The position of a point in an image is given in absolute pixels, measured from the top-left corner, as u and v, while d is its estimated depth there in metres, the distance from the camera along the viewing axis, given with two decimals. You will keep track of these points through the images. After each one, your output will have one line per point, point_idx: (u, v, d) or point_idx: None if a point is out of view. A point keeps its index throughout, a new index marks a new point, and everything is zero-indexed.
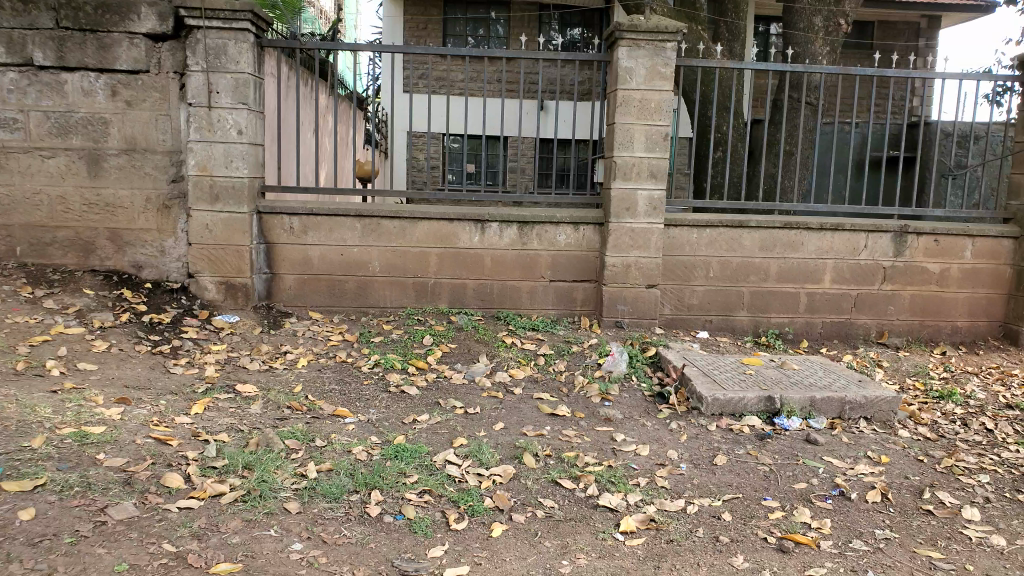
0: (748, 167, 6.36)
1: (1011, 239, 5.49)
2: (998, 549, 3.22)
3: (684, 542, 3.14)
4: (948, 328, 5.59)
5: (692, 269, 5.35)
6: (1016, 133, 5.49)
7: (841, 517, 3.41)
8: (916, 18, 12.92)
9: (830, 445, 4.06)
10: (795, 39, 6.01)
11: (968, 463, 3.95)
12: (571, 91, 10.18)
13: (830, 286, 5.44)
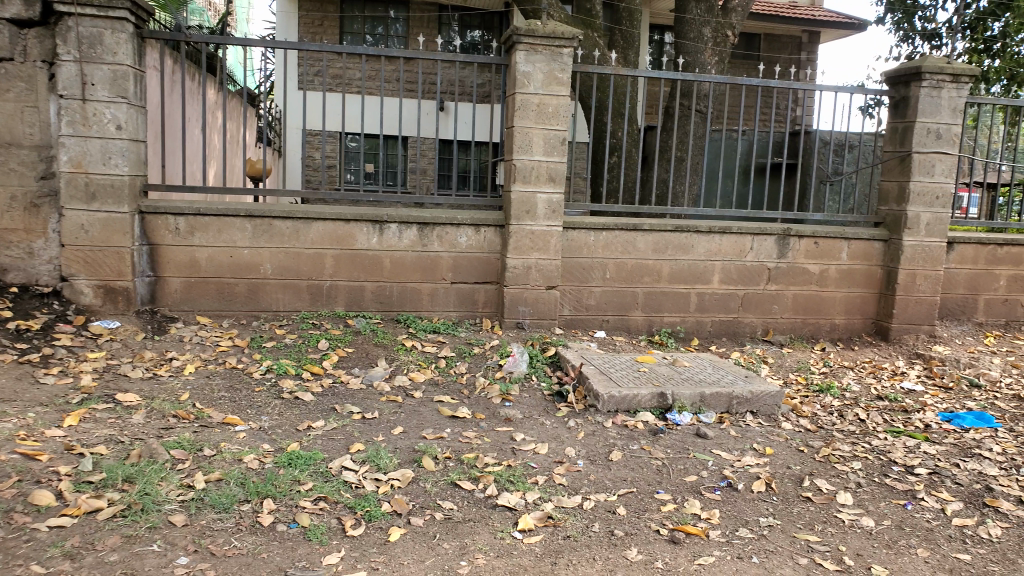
0: (642, 171, 6.55)
1: (881, 242, 5.89)
2: (868, 530, 3.46)
3: (581, 538, 3.20)
4: (827, 325, 5.94)
5: (589, 271, 5.47)
6: (886, 143, 5.90)
7: (728, 507, 3.56)
8: (798, 33, 13.68)
9: (720, 439, 4.23)
10: (686, 49, 6.23)
11: (843, 452, 4.22)
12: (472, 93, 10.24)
13: (718, 287, 5.68)
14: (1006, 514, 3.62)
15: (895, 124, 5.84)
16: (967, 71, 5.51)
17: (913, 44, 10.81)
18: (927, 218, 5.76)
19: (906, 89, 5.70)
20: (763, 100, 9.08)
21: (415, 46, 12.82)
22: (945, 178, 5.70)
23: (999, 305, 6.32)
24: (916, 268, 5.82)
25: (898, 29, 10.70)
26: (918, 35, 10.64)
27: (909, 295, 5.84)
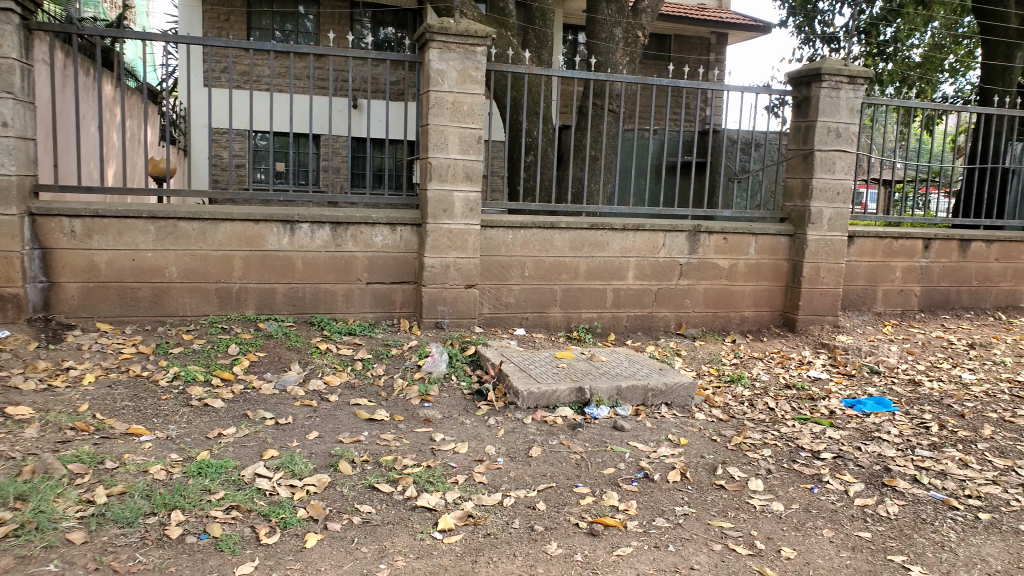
0: (557, 170, 6.63)
1: (786, 237, 6.14)
2: (778, 514, 3.60)
3: (501, 534, 3.21)
4: (737, 318, 6.15)
5: (508, 269, 5.49)
6: (790, 142, 6.15)
7: (645, 498, 3.64)
8: (706, 35, 14.10)
9: (636, 431, 4.32)
10: (598, 48, 6.33)
11: (754, 439, 4.37)
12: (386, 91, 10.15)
13: (633, 283, 5.80)
14: (903, 493, 3.84)
15: (797, 124, 6.09)
16: (863, 73, 5.80)
17: (814, 47, 11.30)
18: (829, 214, 6.03)
19: (807, 89, 5.95)
20: (674, 100, 9.32)
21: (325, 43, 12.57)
22: (844, 174, 5.98)
23: (895, 295, 6.69)
24: (819, 262, 6.08)
25: (800, 32, 11.18)
26: (818, 38, 11.14)
27: (814, 288, 6.11)
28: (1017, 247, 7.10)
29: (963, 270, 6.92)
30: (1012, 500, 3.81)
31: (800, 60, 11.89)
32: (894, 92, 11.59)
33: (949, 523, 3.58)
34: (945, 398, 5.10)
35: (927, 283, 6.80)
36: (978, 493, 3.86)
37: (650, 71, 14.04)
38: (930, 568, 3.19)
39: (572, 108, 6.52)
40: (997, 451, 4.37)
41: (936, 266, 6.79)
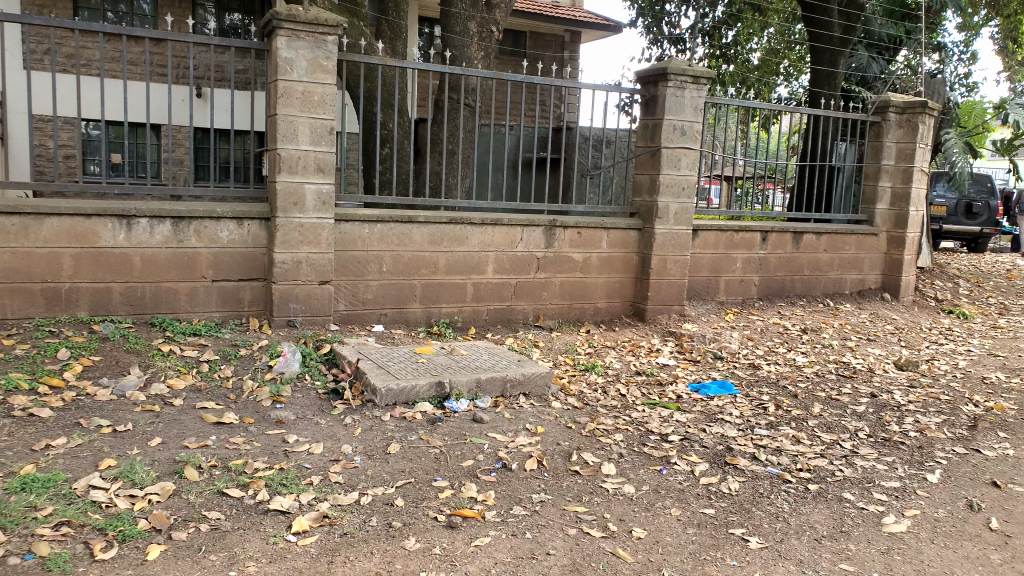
0: (414, 164, 6.60)
1: (636, 230, 6.44)
2: (629, 496, 3.77)
3: (358, 533, 3.18)
4: (591, 309, 6.39)
5: (365, 264, 5.42)
6: (638, 139, 6.45)
7: (503, 487, 3.71)
8: (561, 32, 14.48)
9: (494, 422, 4.40)
10: (453, 42, 6.37)
11: (606, 425, 4.56)
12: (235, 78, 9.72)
13: (492, 276, 5.88)
14: (743, 470, 4.13)
15: (646, 122, 6.39)
16: (704, 74, 6.17)
17: (661, 47, 11.86)
18: (675, 208, 6.37)
19: (655, 88, 6.25)
20: (530, 95, 9.50)
21: (163, 27, 11.84)
22: (688, 171, 6.34)
23: (736, 285, 7.17)
24: (667, 254, 6.42)
25: (648, 33, 11.68)
26: (665, 39, 11.71)
27: (661, 279, 6.44)
28: (842, 239, 7.80)
29: (796, 261, 7.51)
30: (837, 471, 4.20)
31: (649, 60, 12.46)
32: (735, 93, 12.36)
33: (783, 495, 3.89)
34: (780, 380, 5.54)
35: (765, 273, 7.33)
36: (808, 467, 4.23)
37: (508, 66, 14.23)
38: (767, 537, 3.46)
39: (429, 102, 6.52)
40: (824, 427, 4.80)
41: (773, 257, 7.33)
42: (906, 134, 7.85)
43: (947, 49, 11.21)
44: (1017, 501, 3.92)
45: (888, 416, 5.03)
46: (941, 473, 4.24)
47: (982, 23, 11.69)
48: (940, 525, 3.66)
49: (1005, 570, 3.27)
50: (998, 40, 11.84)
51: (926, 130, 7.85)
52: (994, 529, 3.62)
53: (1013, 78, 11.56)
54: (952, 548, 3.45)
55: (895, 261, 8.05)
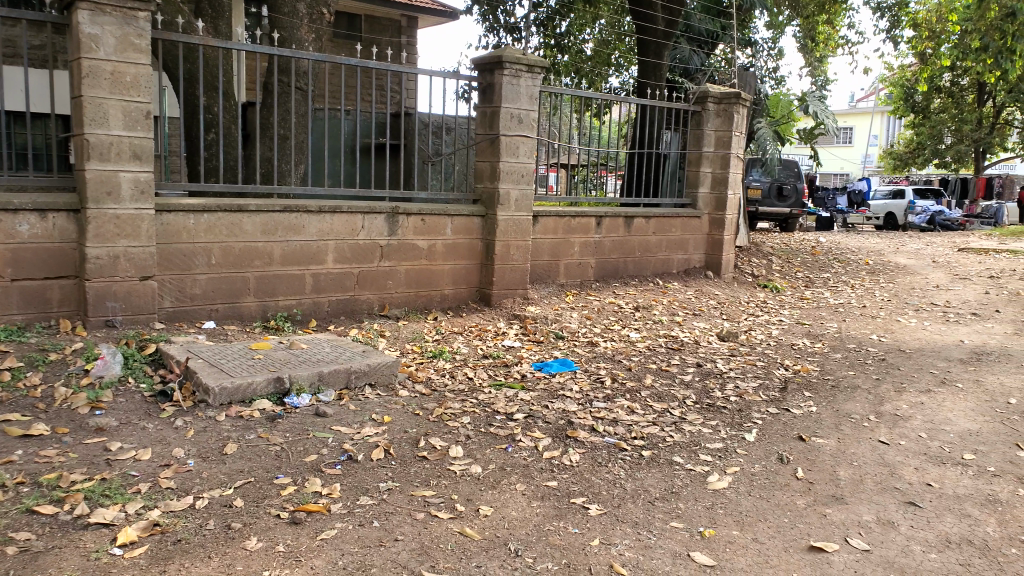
0: (243, 151, 6.31)
1: (479, 217, 6.53)
2: (477, 476, 3.85)
3: (192, 539, 3.03)
4: (438, 296, 6.42)
5: (191, 257, 5.12)
6: (477, 126, 6.54)
7: (348, 479, 3.67)
8: (397, 17, 14.32)
9: (339, 415, 4.33)
10: (281, 23, 6.13)
11: (454, 409, 4.63)
12: (34, 54, 8.79)
13: (333, 266, 5.76)
14: (583, 442, 4.34)
15: (483, 109, 6.49)
16: (538, 63, 6.37)
17: (498, 35, 12.07)
18: (515, 195, 6.54)
19: (491, 76, 6.37)
20: (368, 81, 9.32)
21: None
22: (526, 158, 6.53)
23: (575, 268, 7.48)
24: (509, 239, 6.58)
25: (484, 20, 11.83)
26: (501, 27, 11.90)
27: (504, 263, 6.59)
28: (669, 222, 8.34)
29: (628, 243, 7.94)
30: (668, 436, 4.51)
31: (486, 47, 12.62)
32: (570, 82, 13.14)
33: (619, 462, 4.13)
34: (616, 355, 5.87)
35: (601, 256, 7.70)
36: (642, 434, 4.51)
37: (344, 50, 13.87)
38: (605, 504, 3.66)
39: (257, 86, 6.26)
40: (657, 396, 5.13)
41: (607, 240, 7.72)
42: (723, 123, 8.49)
43: (757, 46, 12.21)
44: (818, 452, 4.40)
45: (713, 383, 5.47)
46: (757, 432, 4.68)
47: (786, 22, 12.83)
48: (756, 478, 4.04)
49: (809, 512, 3.67)
50: (800, 39, 13.05)
51: (740, 119, 8.54)
52: (800, 478, 4.05)
53: (812, 74, 12.80)
54: (766, 498, 3.82)
55: (716, 241, 8.71)
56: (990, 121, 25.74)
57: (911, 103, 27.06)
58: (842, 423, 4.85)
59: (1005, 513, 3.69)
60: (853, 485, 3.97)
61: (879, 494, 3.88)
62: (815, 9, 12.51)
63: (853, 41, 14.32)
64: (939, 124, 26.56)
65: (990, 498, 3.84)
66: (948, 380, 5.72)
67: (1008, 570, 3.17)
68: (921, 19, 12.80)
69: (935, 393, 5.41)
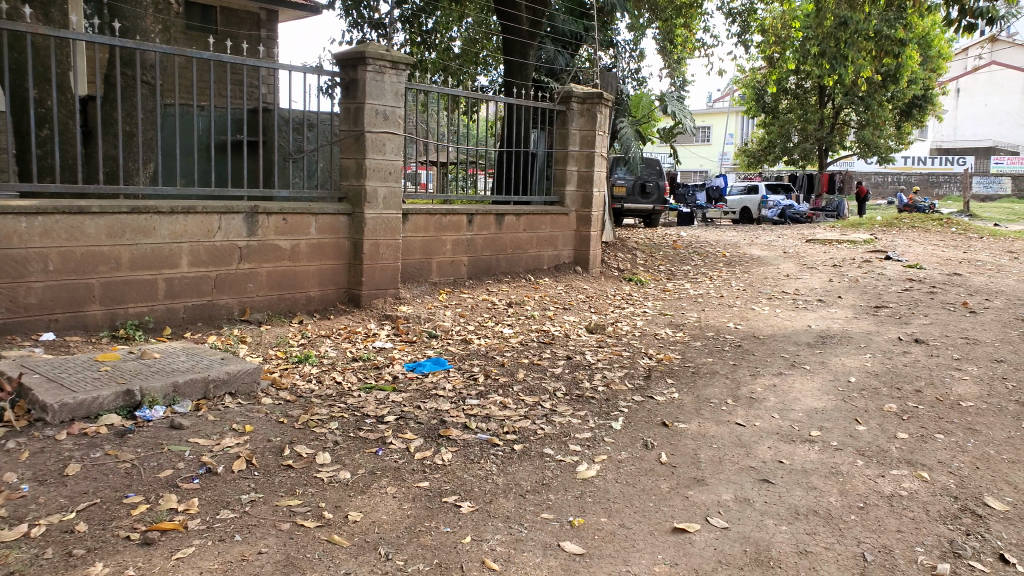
0: (84, 148, 5.87)
1: (345, 216, 6.41)
2: (345, 482, 3.79)
3: (27, 570, 2.80)
4: (303, 298, 6.24)
5: (25, 264, 4.72)
6: (341, 123, 6.41)
7: (208, 493, 3.51)
8: (256, 10, 13.75)
9: (196, 426, 4.13)
10: (123, 13, 5.75)
11: (321, 415, 4.52)
12: None
13: (188, 270, 5.48)
14: (455, 440, 4.36)
15: (347, 105, 6.38)
16: (403, 60, 6.34)
17: (363, 31, 11.86)
18: (383, 192, 6.47)
19: (354, 72, 6.27)
20: (223, 75, 8.91)
21: None
22: (394, 156, 6.49)
23: (446, 266, 7.49)
24: (377, 238, 6.50)
25: (348, 15, 11.60)
26: (366, 23, 11.72)
27: (373, 263, 6.51)
28: (539, 219, 8.51)
29: (499, 240, 8.04)
30: (538, 429, 4.61)
31: (351, 43, 12.38)
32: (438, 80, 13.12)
33: (492, 458, 4.19)
34: (489, 351, 5.94)
35: (472, 253, 7.75)
36: (514, 429, 4.59)
37: (197, 43, 13.15)
38: (477, 501, 3.70)
39: (97, 78, 5.84)
40: (528, 391, 5.23)
41: (479, 238, 7.78)
42: (587, 122, 8.76)
43: (620, 47, 12.67)
44: (679, 436, 4.65)
45: (582, 375, 5.65)
46: (623, 420, 4.88)
47: (647, 25, 13.36)
48: (623, 466, 4.21)
49: (671, 495, 3.87)
50: (659, 41, 13.68)
51: (602, 119, 8.86)
52: (664, 462, 4.26)
53: (671, 75, 13.44)
54: (632, 484, 3.99)
55: (584, 237, 8.98)
56: (830, 121, 28.04)
57: (762, 103, 29.02)
58: (702, 407, 5.14)
59: (846, 483, 4.04)
60: (712, 466, 4.22)
61: (736, 473, 4.15)
62: (672, 13, 13.16)
63: (707, 45, 15.15)
64: (787, 124, 28.65)
65: (833, 471, 4.19)
66: (796, 363, 6.19)
67: (847, 536, 3.48)
68: (767, 26, 13.72)
69: (784, 375, 5.84)
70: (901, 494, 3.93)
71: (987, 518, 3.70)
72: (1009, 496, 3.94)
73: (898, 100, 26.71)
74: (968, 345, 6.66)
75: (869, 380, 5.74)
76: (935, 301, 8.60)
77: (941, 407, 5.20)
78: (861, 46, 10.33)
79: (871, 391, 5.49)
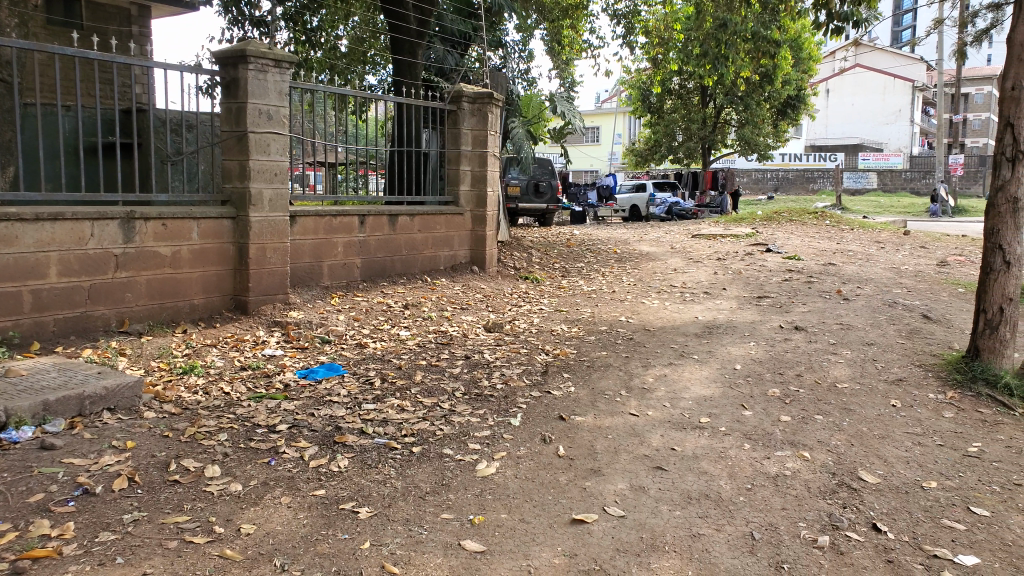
0: None
1: (229, 219, 6.19)
2: (237, 494, 3.67)
3: None
4: (187, 306, 5.98)
5: None
6: (222, 123, 6.20)
7: (85, 516, 3.31)
8: (126, 5, 13.00)
9: (70, 446, 3.89)
10: None
11: (209, 427, 4.35)
12: None
13: (57, 280, 5.14)
14: (352, 446, 4.31)
15: (228, 105, 6.17)
16: (286, 58, 6.22)
17: (244, 28, 11.48)
18: (269, 195, 6.31)
19: (235, 71, 6.09)
20: (90, 72, 8.40)
21: None
22: (279, 156, 6.35)
23: (338, 269, 7.36)
24: (265, 242, 6.33)
25: (228, 12, 11.21)
26: (246, 20, 11.35)
27: (261, 268, 6.32)
28: (433, 219, 8.50)
29: (393, 241, 7.98)
30: (437, 431, 4.62)
31: (231, 40, 11.95)
32: (326, 79, 12.87)
33: (390, 462, 4.17)
34: (386, 355, 5.89)
35: (365, 255, 7.65)
36: (412, 431, 4.57)
37: (60, 38, 12.30)
38: (376, 505, 3.67)
39: None
40: (426, 392, 5.22)
41: (371, 239, 7.69)
42: (479, 122, 8.82)
43: (509, 48, 12.83)
44: (576, 429, 4.77)
45: (480, 374, 5.70)
46: (521, 416, 4.96)
47: (535, 26, 13.59)
48: (522, 461, 4.28)
49: (569, 487, 3.97)
50: (547, 42, 13.94)
51: (494, 119, 8.95)
52: (562, 455, 4.37)
53: (560, 76, 13.72)
54: (531, 479, 4.06)
55: (480, 237, 9.04)
56: (712, 121, 29.38)
57: (647, 104, 30.12)
58: (597, 400, 5.30)
59: (733, 465, 4.28)
60: (607, 456, 4.36)
61: (630, 461, 4.30)
62: (559, 15, 13.45)
63: (594, 46, 15.56)
64: (672, 123, 29.80)
65: (720, 455, 4.42)
66: (685, 353, 6.47)
67: (736, 516, 3.69)
68: (651, 28, 14.21)
69: (675, 365, 6.09)
70: (784, 473, 4.20)
71: (860, 490, 4.01)
72: (878, 469, 4.29)
73: (774, 100, 28.32)
74: (841, 330, 7.17)
75: (753, 367, 6.08)
76: (812, 290, 9.20)
77: (818, 389, 5.58)
78: (739, 47, 10.86)
79: (755, 377, 5.83)
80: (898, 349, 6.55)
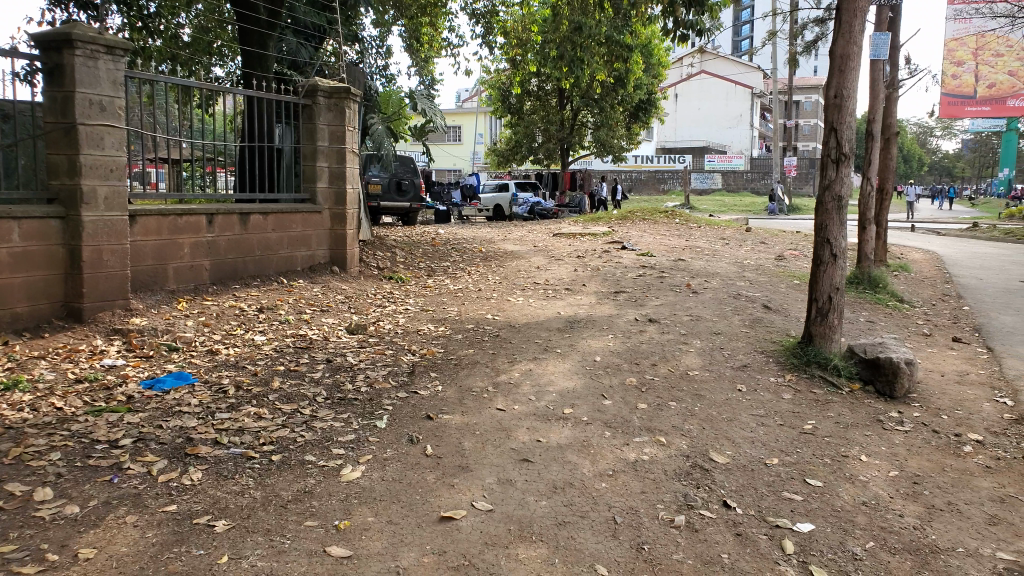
0: None
1: (57, 219, 5.68)
2: (72, 517, 3.37)
3: None
4: (9, 316, 5.42)
5: None
6: (45, 114, 5.68)
7: None
8: None
9: None
10: None
11: (38, 446, 3.97)
12: None
13: None
14: (204, 457, 4.08)
15: (53, 94, 5.67)
16: (119, 45, 5.82)
17: (70, 11, 10.55)
18: (104, 192, 5.86)
19: (59, 56, 5.61)
20: None
21: None
22: (114, 151, 5.92)
23: (185, 271, 6.94)
24: (100, 243, 5.86)
25: None
26: (72, 3, 10.44)
27: (97, 272, 5.84)
28: (289, 218, 8.20)
29: (245, 241, 7.63)
30: (297, 437, 4.46)
31: (55, 25, 10.95)
32: (167, 71, 12.10)
33: (248, 472, 3.98)
34: (240, 361, 5.62)
35: (215, 257, 7.26)
36: (271, 439, 4.39)
37: None
38: (233, 517, 3.50)
39: None
40: (285, 398, 5.03)
41: (221, 240, 7.32)
42: (335, 117, 8.59)
43: (365, 43, 12.60)
44: (444, 427, 4.77)
45: (343, 377, 5.56)
46: (387, 418, 4.89)
47: (392, 22, 13.43)
48: (388, 462, 4.23)
49: (437, 485, 3.97)
50: (405, 39, 13.82)
51: (351, 114, 8.75)
52: (429, 455, 4.35)
53: (418, 73, 13.65)
54: (399, 479, 4.02)
55: (340, 236, 8.82)
56: (569, 123, 30.30)
57: (507, 104, 30.58)
58: (464, 397, 5.33)
59: (596, 454, 4.44)
60: (475, 453, 4.40)
61: (498, 456, 4.37)
62: (416, 12, 13.35)
63: (453, 45, 15.58)
64: (531, 125, 30.45)
65: (583, 444, 4.58)
66: (549, 347, 6.65)
67: (600, 502, 3.83)
68: (509, 28, 14.41)
69: (539, 360, 6.23)
70: (643, 459, 4.41)
71: (712, 470, 4.29)
72: (727, 450, 4.60)
73: (627, 103, 29.58)
74: (692, 321, 7.62)
75: (612, 358, 6.34)
76: (664, 284, 9.72)
77: (672, 377, 5.90)
78: (593, 50, 11.27)
79: (614, 368, 6.08)
80: (742, 337, 7.06)
